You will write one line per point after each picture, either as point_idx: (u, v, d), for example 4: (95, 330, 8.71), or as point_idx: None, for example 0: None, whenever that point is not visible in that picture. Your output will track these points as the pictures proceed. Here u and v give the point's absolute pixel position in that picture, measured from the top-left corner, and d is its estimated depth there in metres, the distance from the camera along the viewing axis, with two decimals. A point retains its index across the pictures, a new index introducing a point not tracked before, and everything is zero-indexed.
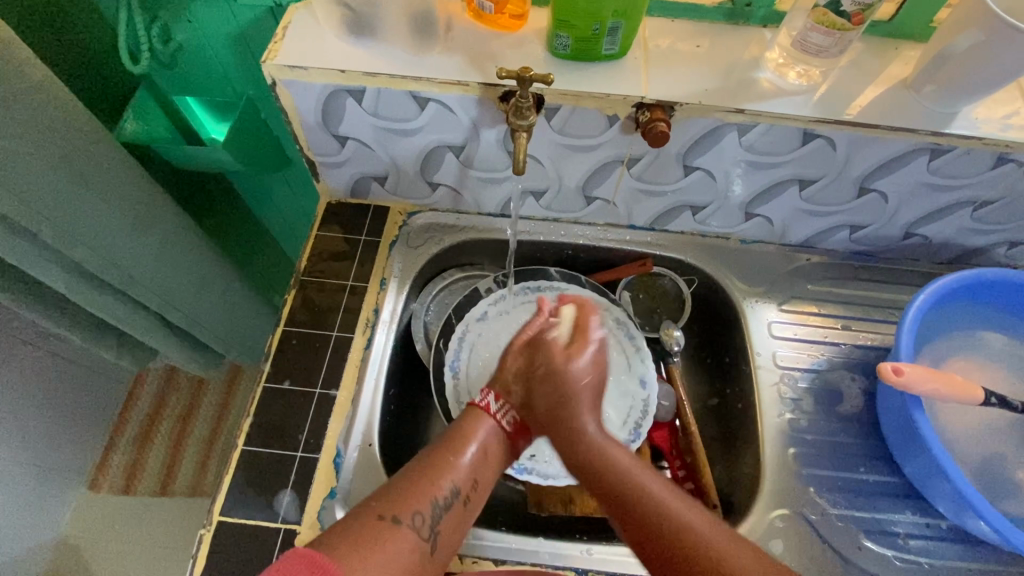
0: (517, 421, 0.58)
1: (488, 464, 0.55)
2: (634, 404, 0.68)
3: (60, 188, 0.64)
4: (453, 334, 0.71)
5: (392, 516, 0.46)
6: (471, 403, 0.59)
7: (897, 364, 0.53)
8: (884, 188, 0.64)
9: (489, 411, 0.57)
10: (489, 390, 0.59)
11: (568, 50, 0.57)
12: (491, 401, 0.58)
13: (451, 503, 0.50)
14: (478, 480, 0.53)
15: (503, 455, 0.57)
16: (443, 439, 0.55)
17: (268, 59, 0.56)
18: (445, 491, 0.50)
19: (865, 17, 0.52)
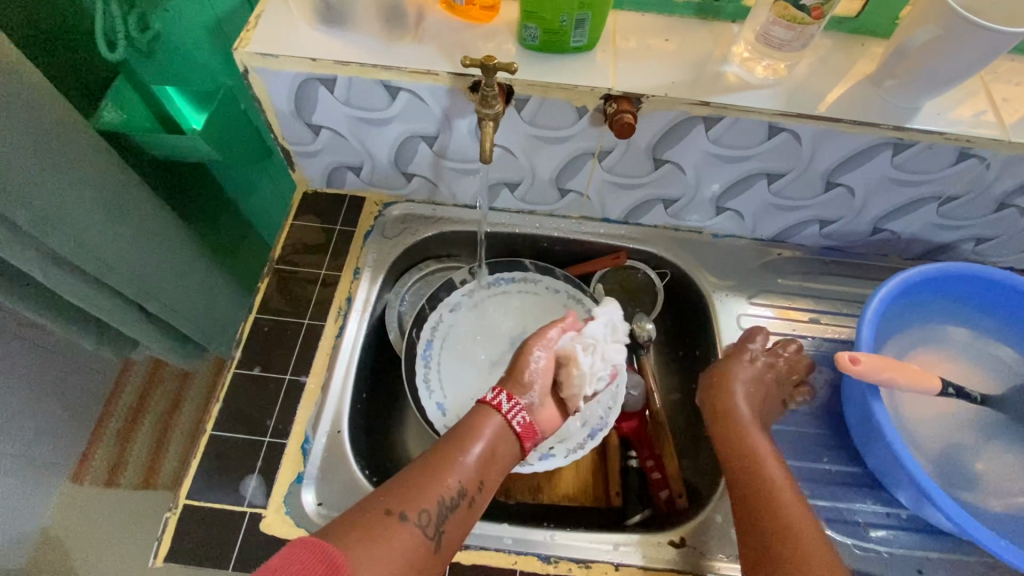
0: (528, 421, 0.57)
1: (493, 464, 0.54)
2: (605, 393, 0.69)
3: (34, 173, 0.64)
4: (426, 323, 0.71)
5: (399, 511, 0.47)
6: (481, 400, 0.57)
7: (854, 354, 0.54)
8: (850, 183, 0.65)
9: (499, 409, 0.56)
10: (500, 389, 0.58)
11: (536, 41, 0.58)
12: (503, 399, 0.57)
13: (457, 504, 0.50)
14: (484, 480, 0.53)
15: (511, 454, 0.56)
16: (447, 437, 0.54)
17: (240, 46, 0.57)
18: (451, 489, 0.50)
19: (825, 10, 0.52)
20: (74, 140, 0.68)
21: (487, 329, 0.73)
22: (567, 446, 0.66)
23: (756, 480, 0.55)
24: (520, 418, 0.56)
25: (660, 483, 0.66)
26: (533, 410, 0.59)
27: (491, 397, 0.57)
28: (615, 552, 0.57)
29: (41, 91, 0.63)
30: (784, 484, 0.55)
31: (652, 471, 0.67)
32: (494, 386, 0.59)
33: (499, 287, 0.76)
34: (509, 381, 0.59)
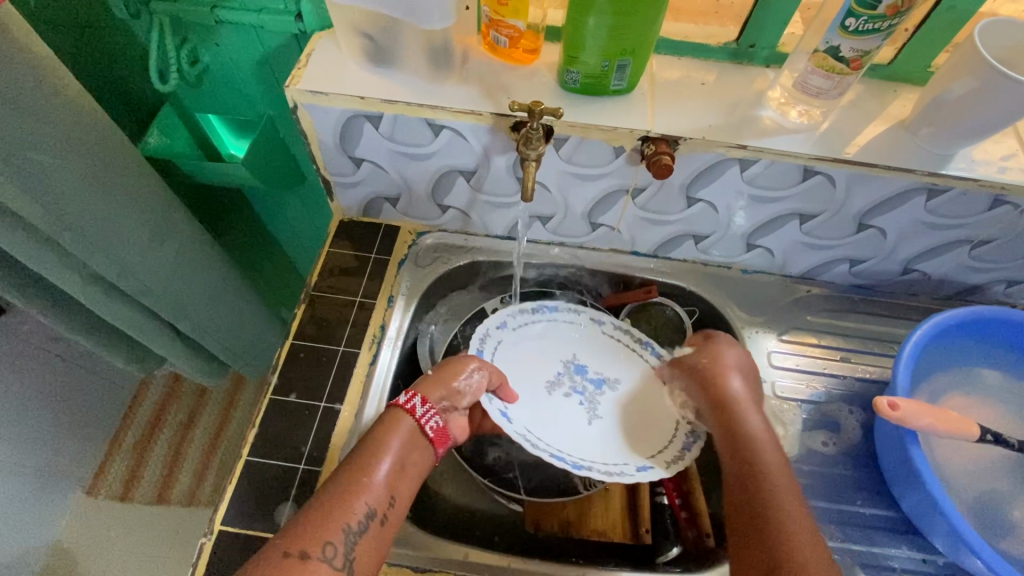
0: (441, 426, 0.58)
1: (406, 477, 0.53)
2: (676, 409, 0.69)
3: (87, 199, 0.66)
4: (476, 334, 0.70)
5: (301, 551, 0.45)
6: (392, 404, 0.58)
7: (893, 399, 0.54)
8: (883, 225, 0.66)
9: (412, 411, 0.57)
10: (413, 392, 0.58)
11: (577, 84, 0.60)
12: (416, 403, 0.57)
13: (366, 527, 0.48)
14: (395, 496, 0.52)
15: (424, 459, 0.56)
16: (353, 458, 0.53)
17: (291, 84, 0.59)
18: (358, 514, 0.48)
19: (863, 62, 0.55)
20: (125, 167, 0.70)
21: (542, 360, 0.74)
22: (664, 458, 0.66)
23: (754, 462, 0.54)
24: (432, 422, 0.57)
25: (687, 522, 0.67)
26: (445, 414, 0.60)
27: (406, 401, 0.57)
28: None
29: (97, 120, 0.65)
30: (789, 488, 0.51)
31: (680, 510, 0.68)
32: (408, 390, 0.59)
33: (542, 313, 0.76)
34: (424, 387, 0.60)
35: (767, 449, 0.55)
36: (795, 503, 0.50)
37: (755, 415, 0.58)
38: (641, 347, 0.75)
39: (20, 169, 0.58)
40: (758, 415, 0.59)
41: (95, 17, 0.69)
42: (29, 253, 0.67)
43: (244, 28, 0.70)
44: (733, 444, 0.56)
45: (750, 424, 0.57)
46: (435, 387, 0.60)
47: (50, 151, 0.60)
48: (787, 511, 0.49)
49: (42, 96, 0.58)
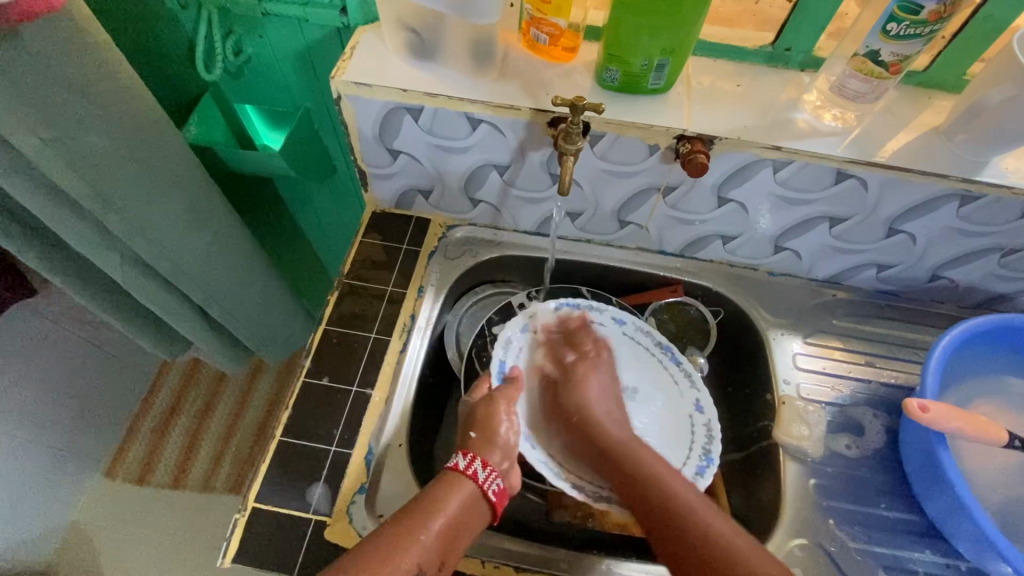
0: (502, 487, 0.56)
1: (459, 542, 0.52)
2: (696, 427, 0.67)
3: (135, 183, 0.69)
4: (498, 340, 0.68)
5: None
6: (450, 468, 0.55)
7: (923, 401, 0.55)
8: (913, 230, 0.66)
9: (473, 478, 0.54)
10: (473, 455, 0.56)
11: (615, 83, 0.61)
12: (478, 467, 0.55)
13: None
14: (445, 560, 0.50)
15: (482, 520, 0.54)
16: (409, 511, 0.51)
17: (337, 75, 0.61)
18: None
19: (901, 67, 0.56)
20: (171, 152, 0.72)
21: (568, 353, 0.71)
22: None
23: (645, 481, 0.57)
24: (495, 487, 0.55)
25: None
26: (505, 475, 0.58)
27: (465, 465, 0.55)
28: None
29: (148, 106, 0.67)
30: (685, 486, 0.56)
31: None
32: (467, 451, 0.57)
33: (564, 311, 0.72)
34: (482, 448, 0.58)
35: (647, 454, 0.59)
36: (692, 493, 0.55)
37: (619, 426, 0.62)
38: (662, 352, 0.72)
39: (74, 149, 0.60)
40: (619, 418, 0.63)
41: (145, 7, 0.71)
42: (75, 233, 0.69)
43: (288, 20, 0.72)
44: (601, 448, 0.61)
45: (615, 433, 0.61)
46: (490, 449, 0.58)
47: (103, 135, 0.62)
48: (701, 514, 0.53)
49: (101, 80, 0.60)
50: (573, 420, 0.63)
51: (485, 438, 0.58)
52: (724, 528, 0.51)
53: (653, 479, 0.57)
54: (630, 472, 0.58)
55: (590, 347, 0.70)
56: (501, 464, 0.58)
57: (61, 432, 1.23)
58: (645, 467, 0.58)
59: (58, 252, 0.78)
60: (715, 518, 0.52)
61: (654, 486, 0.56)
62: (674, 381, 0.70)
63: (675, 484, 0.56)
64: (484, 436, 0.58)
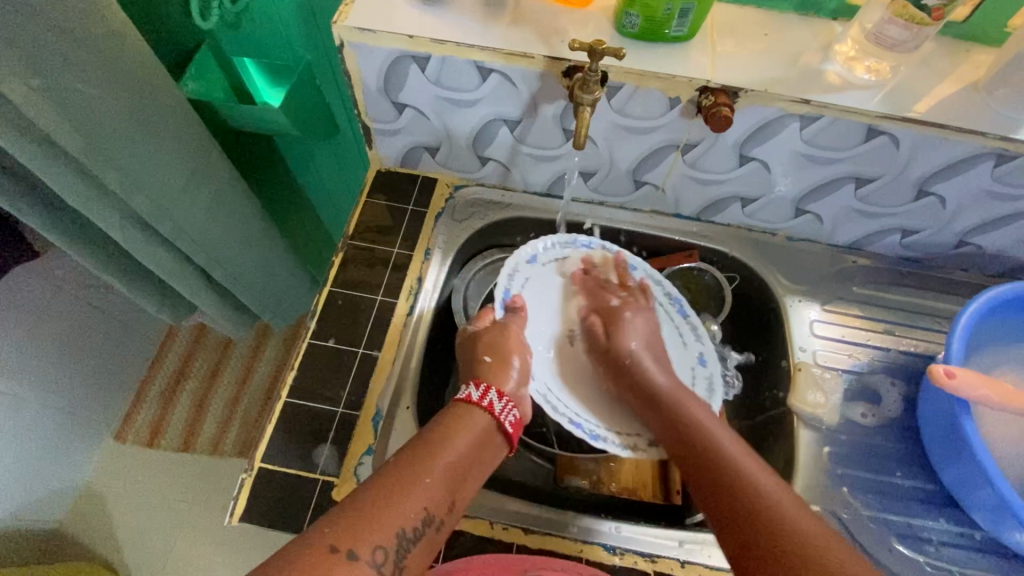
0: (517, 419, 0.55)
1: (468, 483, 0.49)
2: (696, 379, 0.67)
3: (131, 137, 0.66)
4: (503, 265, 0.67)
5: (348, 549, 0.40)
6: (463, 398, 0.54)
7: (949, 367, 0.54)
8: (943, 193, 0.63)
9: (489, 408, 0.53)
10: (488, 386, 0.55)
11: (635, 29, 0.57)
12: (493, 398, 0.54)
13: (422, 533, 0.44)
14: (455, 500, 0.47)
15: (496, 454, 0.52)
16: (416, 449, 0.48)
17: (339, 20, 0.57)
18: (415, 517, 0.44)
19: (945, 13, 0.52)
20: (167, 105, 0.69)
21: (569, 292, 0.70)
22: None
23: (706, 450, 0.53)
24: (509, 418, 0.54)
25: None
26: (518, 403, 0.57)
27: (478, 396, 0.54)
28: (680, 549, 0.57)
29: (142, 55, 0.64)
30: (776, 484, 0.48)
31: None
32: (479, 381, 0.56)
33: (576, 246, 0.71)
34: (491, 377, 0.57)
35: (687, 398, 0.58)
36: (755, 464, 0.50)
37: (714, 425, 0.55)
38: (673, 306, 0.71)
39: (67, 99, 0.58)
40: (665, 370, 0.61)
41: None
42: (72, 190, 0.67)
43: None
44: (648, 397, 0.59)
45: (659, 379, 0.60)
46: (500, 376, 0.57)
47: (95, 85, 0.59)
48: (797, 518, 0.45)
49: (94, 26, 0.57)
50: (643, 401, 0.59)
51: (497, 367, 0.57)
52: (789, 503, 0.46)
53: (723, 451, 0.52)
54: (712, 465, 0.51)
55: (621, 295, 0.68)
56: (514, 395, 0.57)
57: (69, 395, 1.24)
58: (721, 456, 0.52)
59: (57, 211, 0.76)
60: (796, 506, 0.46)
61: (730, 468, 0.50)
62: (677, 330, 0.70)
63: (751, 464, 0.50)
64: (498, 361, 0.58)
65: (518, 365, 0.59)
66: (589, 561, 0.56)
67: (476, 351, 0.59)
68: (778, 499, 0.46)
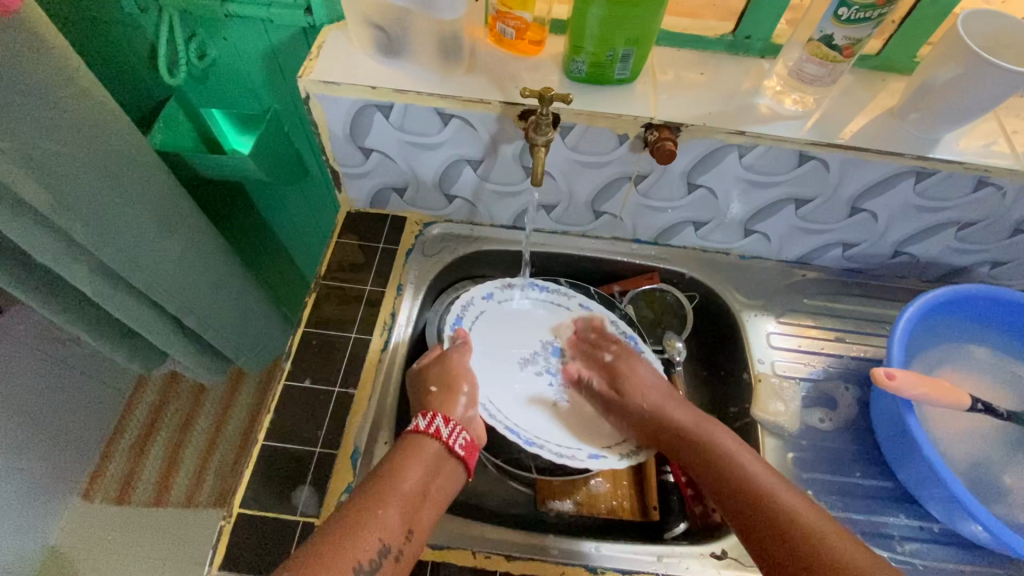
0: (469, 440, 0.56)
1: (426, 507, 0.51)
2: None
3: (99, 192, 0.67)
4: (458, 300, 0.71)
5: None
6: (412, 430, 0.55)
7: (889, 369, 0.58)
8: (874, 208, 0.69)
9: (437, 435, 0.54)
10: (435, 413, 0.56)
11: (582, 74, 0.62)
12: (440, 425, 0.55)
13: (378, 565, 0.45)
14: (412, 528, 0.48)
15: (452, 478, 0.54)
16: (369, 486, 0.50)
17: (304, 75, 0.61)
18: (370, 552, 0.45)
19: (854, 50, 0.58)
20: (136, 158, 0.71)
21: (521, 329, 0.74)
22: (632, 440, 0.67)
23: (735, 476, 0.53)
24: (461, 441, 0.55)
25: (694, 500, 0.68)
26: (468, 426, 0.58)
27: (426, 425, 0.55)
28: (659, 563, 0.59)
29: (109, 111, 0.66)
30: (763, 470, 0.53)
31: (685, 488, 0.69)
32: (428, 411, 0.57)
33: (534, 291, 0.76)
34: (439, 405, 0.58)
35: (725, 438, 0.57)
36: (770, 474, 0.52)
37: (679, 410, 0.62)
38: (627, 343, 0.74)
39: (34, 159, 0.59)
40: (726, 430, 0.58)
41: (105, 12, 0.70)
42: (39, 245, 0.67)
43: (253, 22, 0.71)
44: (703, 456, 0.57)
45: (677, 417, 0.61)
46: (445, 404, 0.58)
47: (63, 143, 0.61)
48: (826, 526, 0.47)
49: (60, 85, 0.59)
50: (703, 467, 0.56)
51: (441, 397, 0.59)
52: (798, 504, 0.49)
53: (769, 491, 0.51)
54: (746, 491, 0.52)
55: (615, 348, 0.70)
56: (463, 419, 0.58)
57: (34, 456, 1.19)
58: (753, 481, 0.52)
59: (22, 267, 0.75)
60: (815, 516, 0.48)
61: (728, 463, 0.54)
62: None
63: (789, 498, 0.50)
64: (444, 390, 0.60)
65: (466, 391, 0.60)
66: None
67: (424, 380, 0.61)
68: (792, 507, 0.49)
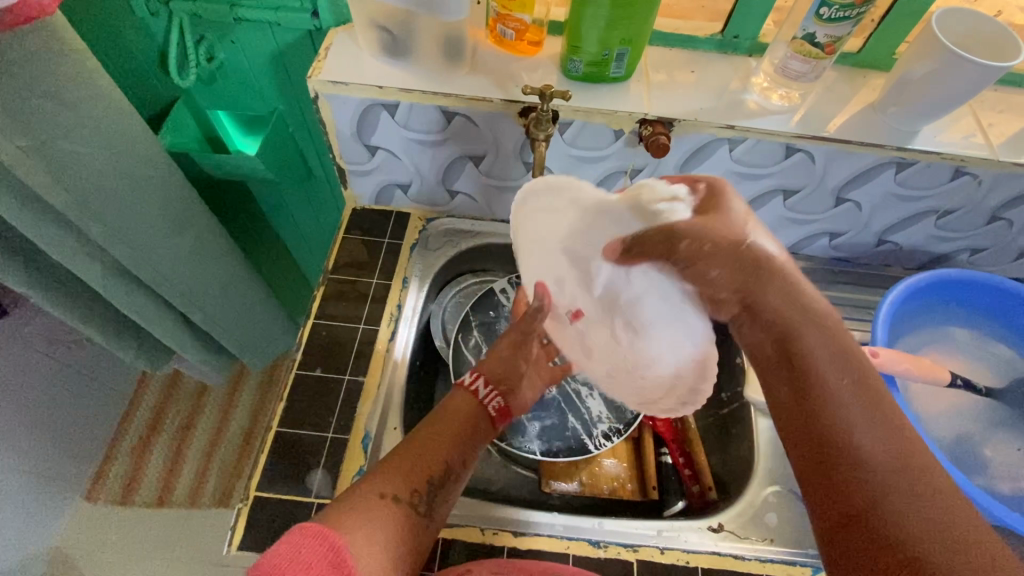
0: (503, 404, 0.62)
1: (475, 445, 0.57)
2: None
3: (113, 190, 0.69)
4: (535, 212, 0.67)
5: (389, 495, 0.48)
6: (459, 384, 0.62)
7: (874, 348, 0.61)
8: (858, 198, 0.72)
9: (476, 394, 0.60)
10: (478, 374, 0.62)
11: (579, 73, 0.65)
12: (480, 385, 0.61)
13: (441, 487, 0.52)
14: (466, 463, 0.55)
15: (490, 433, 0.60)
16: (426, 424, 0.57)
17: (313, 75, 0.63)
18: (433, 476, 0.52)
19: (836, 48, 0.61)
20: (147, 158, 0.73)
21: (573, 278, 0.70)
22: None
23: (836, 425, 0.39)
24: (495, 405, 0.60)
25: (691, 479, 0.73)
26: (510, 389, 0.64)
27: (468, 381, 0.61)
28: (659, 537, 0.61)
29: (121, 111, 0.68)
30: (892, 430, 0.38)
31: (683, 468, 0.74)
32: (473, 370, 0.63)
33: None
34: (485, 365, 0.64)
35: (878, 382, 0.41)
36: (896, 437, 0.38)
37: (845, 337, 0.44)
38: None
39: (53, 158, 0.61)
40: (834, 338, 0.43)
41: (116, 18, 0.73)
42: (53, 242, 0.69)
43: (259, 26, 0.74)
44: (799, 363, 0.43)
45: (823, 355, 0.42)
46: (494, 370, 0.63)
47: (79, 141, 0.63)
48: (953, 507, 0.34)
49: (77, 86, 0.61)
50: (797, 398, 0.42)
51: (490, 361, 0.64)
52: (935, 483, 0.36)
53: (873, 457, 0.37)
54: (837, 438, 0.39)
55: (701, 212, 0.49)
56: (512, 379, 0.64)
57: None
58: (848, 431, 0.39)
59: (35, 265, 0.77)
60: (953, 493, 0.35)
61: (848, 412, 0.40)
62: None
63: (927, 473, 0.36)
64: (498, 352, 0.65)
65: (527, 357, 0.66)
66: (576, 557, 0.60)
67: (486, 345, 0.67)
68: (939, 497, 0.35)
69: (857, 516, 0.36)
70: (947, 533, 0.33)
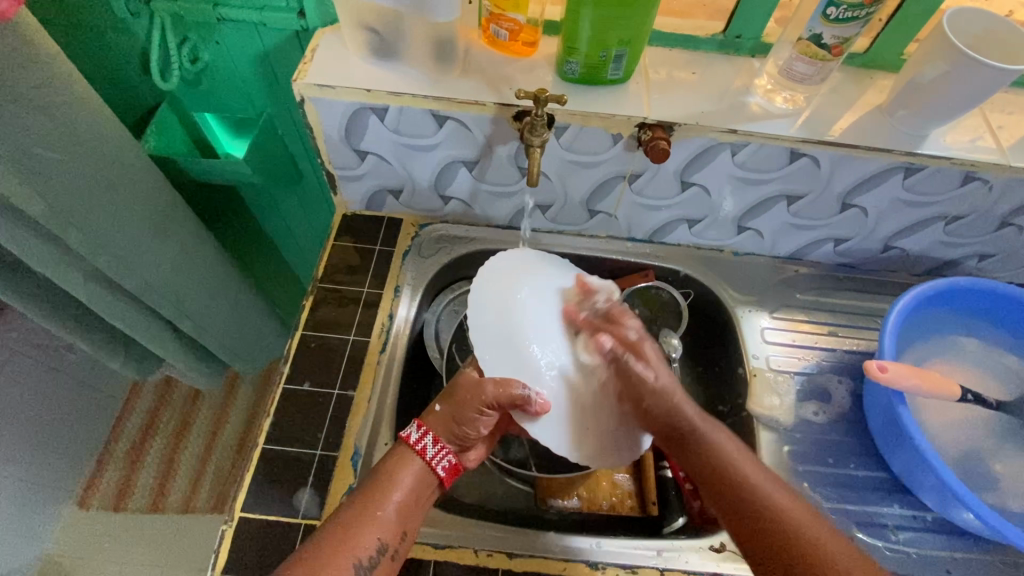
0: (453, 463, 0.57)
1: (418, 509, 0.54)
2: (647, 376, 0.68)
3: (92, 198, 0.66)
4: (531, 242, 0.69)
5: None
6: (403, 440, 0.57)
7: (882, 363, 0.59)
8: (864, 204, 0.70)
9: (422, 454, 0.56)
10: (426, 430, 0.57)
11: (576, 75, 0.62)
12: (428, 444, 0.56)
13: (377, 561, 0.50)
14: (407, 529, 0.52)
15: (432, 496, 0.56)
16: (366, 488, 0.53)
17: (299, 78, 0.61)
18: (368, 549, 0.49)
19: (843, 49, 0.59)
20: (129, 163, 0.70)
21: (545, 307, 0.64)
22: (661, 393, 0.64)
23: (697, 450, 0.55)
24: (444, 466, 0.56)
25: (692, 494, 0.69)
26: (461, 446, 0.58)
27: (416, 438, 0.56)
28: (658, 558, 0.59)
29: (100, 116, 0.65)
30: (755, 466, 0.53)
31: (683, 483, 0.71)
32: (421, 424, 0.58)
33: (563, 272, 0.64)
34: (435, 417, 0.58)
35: (719, 440, 0.55)
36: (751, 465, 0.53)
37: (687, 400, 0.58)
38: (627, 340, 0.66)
39: (28, 166, 0.59)
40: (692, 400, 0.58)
41: (96, 19, 0.70)
42: (31, 252, 0.67)
43: (245, 26, 0.71)
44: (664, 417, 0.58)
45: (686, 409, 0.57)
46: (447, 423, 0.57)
47: (55, 149, 0.60)
48: (798, 516, 0.50)
49: (50, 91, 0.58)
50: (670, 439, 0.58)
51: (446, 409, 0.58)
52: (794, 508, 0.50)
53: (763, 490, 0.52)
54: (729, 478, 0.53)
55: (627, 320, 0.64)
56: (465, 437, 0.58)
57: (29, 465, 1.18)
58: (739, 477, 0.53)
59: (15, 275, 0.75)
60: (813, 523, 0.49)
61: (721, 456, 0.54)
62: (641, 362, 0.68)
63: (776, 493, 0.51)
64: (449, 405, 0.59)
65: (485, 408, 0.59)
66: None
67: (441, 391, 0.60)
68: (799, 523, 0.49)
69: (759, 533, 0.50)
70: (808, 536, 0.48)
